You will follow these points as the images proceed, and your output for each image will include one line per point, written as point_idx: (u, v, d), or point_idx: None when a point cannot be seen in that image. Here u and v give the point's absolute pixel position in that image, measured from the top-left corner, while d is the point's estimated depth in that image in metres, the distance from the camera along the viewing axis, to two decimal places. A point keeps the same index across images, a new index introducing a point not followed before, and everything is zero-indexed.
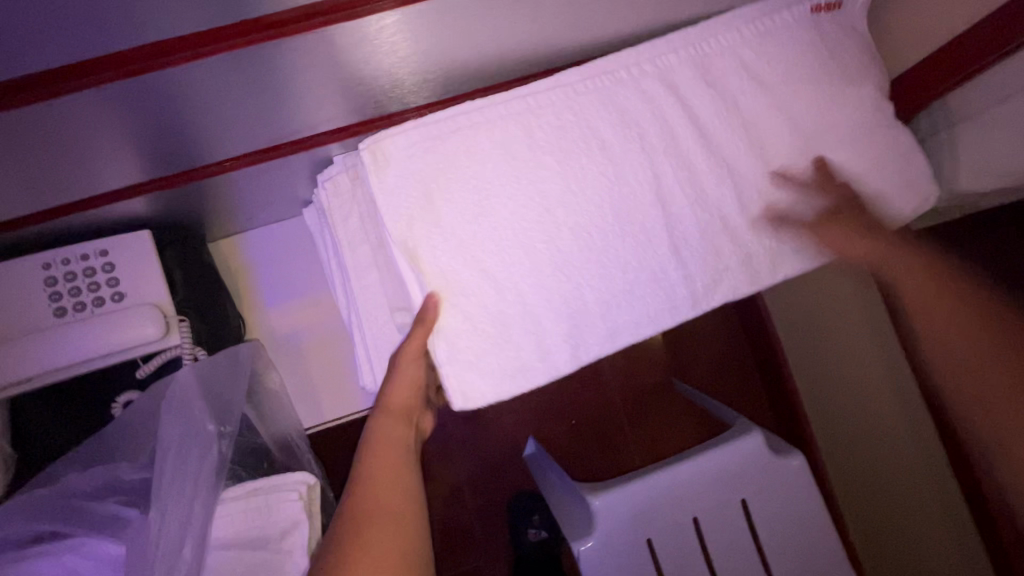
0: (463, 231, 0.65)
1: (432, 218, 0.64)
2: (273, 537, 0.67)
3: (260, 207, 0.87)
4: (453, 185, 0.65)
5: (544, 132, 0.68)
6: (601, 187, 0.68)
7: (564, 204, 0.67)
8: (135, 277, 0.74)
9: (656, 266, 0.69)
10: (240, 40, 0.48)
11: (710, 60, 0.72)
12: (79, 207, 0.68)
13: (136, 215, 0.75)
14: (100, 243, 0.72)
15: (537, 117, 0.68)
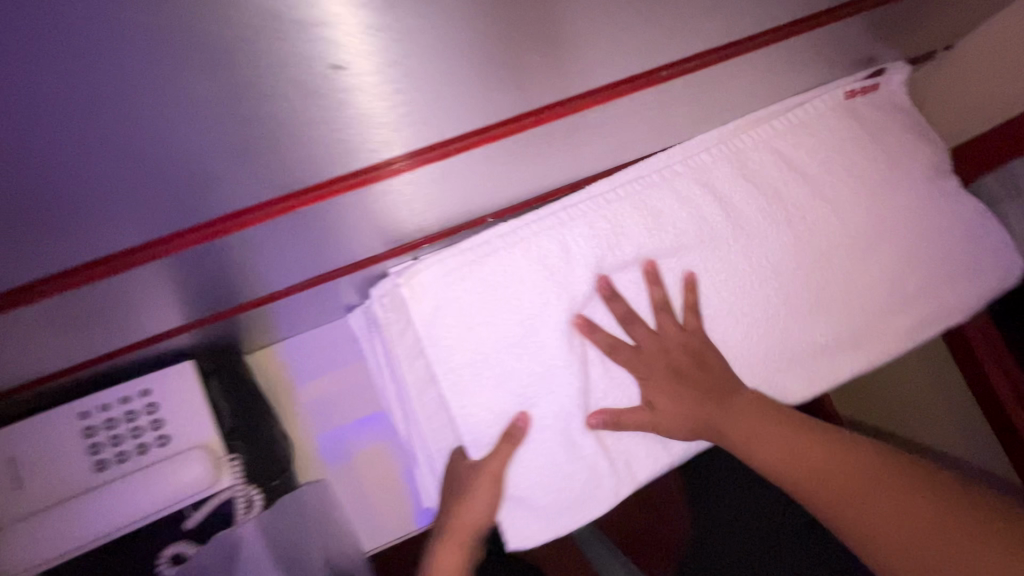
0: (508, 358, 0.64)
1: (475, 347, 0.64)
2: None
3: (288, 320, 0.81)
4: (495, 315, 0.64)
5: (579, 247, 0.65)
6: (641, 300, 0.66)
7: (603, 321, 0.66)
8: (180, 417, 0.68)
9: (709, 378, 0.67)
10: (281, 206, 0.42)
11: (758, 150, 0.68)
12: (118, 352, 0.63)
13: (178, 346, 0.70)
14: (142, 382, 0.67)
15: (571, 237, 0.65)
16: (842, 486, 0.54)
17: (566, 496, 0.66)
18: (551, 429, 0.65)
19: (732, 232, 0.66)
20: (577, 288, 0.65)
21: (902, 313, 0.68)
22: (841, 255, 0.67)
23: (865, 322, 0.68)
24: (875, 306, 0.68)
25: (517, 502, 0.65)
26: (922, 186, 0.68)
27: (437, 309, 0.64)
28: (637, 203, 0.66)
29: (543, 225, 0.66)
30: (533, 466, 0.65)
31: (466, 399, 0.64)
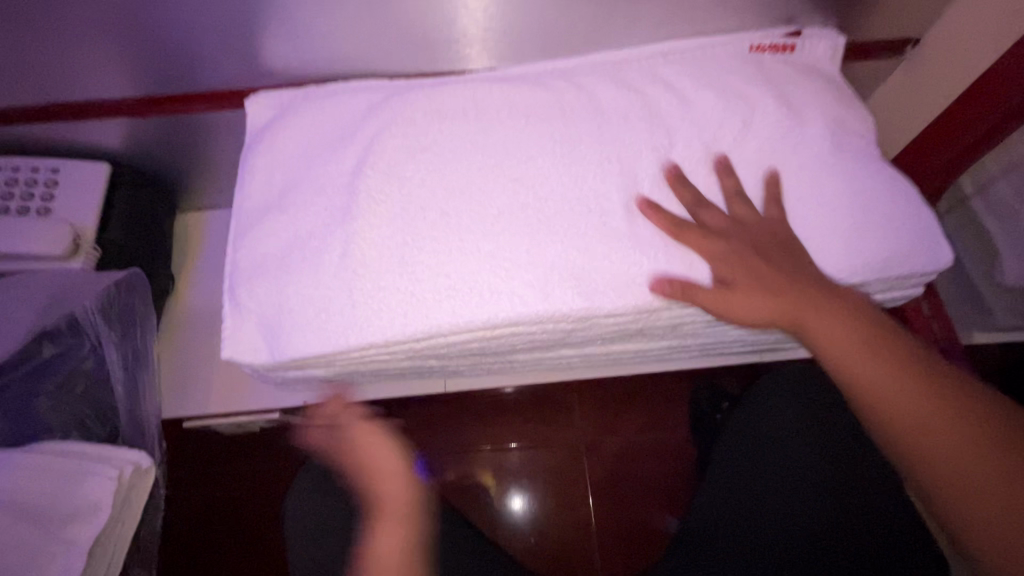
0: (324, 162, 0.58)
1: (297, 153, 0.60)
2: (59, 515, 0.56)
3: (189, 175, 0.83)
4: (327, 132, 0.60)
5: (456, 105, 0.60)
6: (515, 153, 0.58)
7: (453, 163, 0.57)
8: (71, 200, 0.72)
9: (562, 235, 0.55)
10: None
11: (652, 77, 0.63)
12: (42, 119, 0.68)
13: (106, 148, 0.75)
14: (56, 160, 0.72)
15: (448, 95, 0.61)
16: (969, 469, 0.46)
17: (320, 321, 0.52)
18: (316, 244, 0.54)
19: (605, 138, 0.59)
20: (434, 122, 0.59)
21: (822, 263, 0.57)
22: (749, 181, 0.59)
23: (685, 240, 0.55)
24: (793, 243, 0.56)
25: (235, 299, 0.54)
26: (839, 149, 0.60)
27: (276, 123, 0.61)
28: (553, 86, 0.62)
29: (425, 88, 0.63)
30: (270, 268, 0.54)
31: (255, 173, 0.59)
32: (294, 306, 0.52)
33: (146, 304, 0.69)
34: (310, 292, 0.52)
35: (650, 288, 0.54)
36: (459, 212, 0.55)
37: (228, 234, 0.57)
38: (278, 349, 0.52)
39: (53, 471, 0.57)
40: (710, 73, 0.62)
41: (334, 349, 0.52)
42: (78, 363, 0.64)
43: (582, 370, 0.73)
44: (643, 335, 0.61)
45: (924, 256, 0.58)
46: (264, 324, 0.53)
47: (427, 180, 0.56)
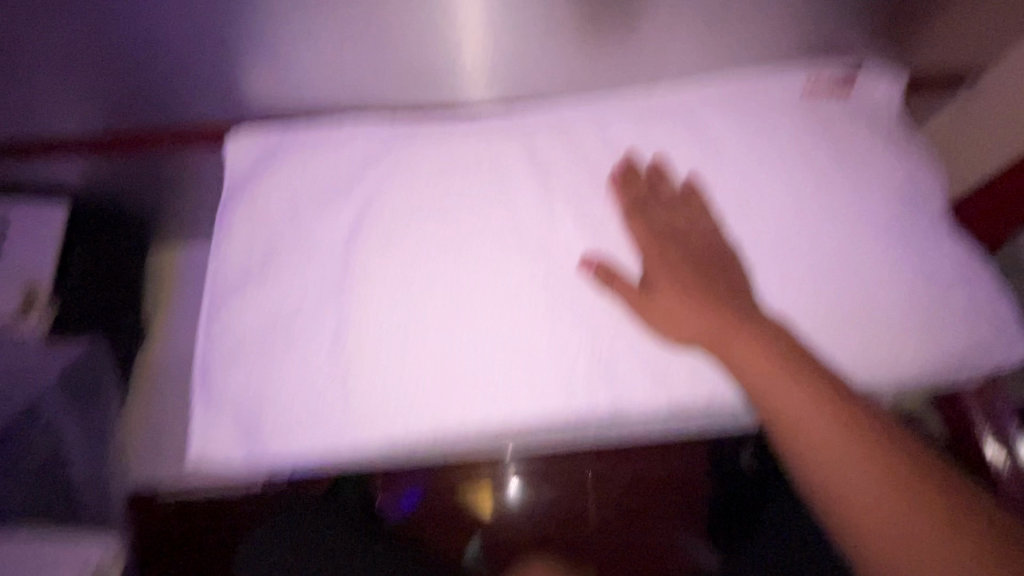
0: (312, 216, 0.49)
1: (283, 203, 0.50)
2: None
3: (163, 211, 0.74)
4: (318, 177, 0.50)
5: (465, 151, 0.51)
6: (532, 211, 0.49)
7: (467, 226, 0.48)
8: (24, 245, 0.63)
9: (594, 319, 0.47)
10: None
11: (691, 117, 0.54)
12: None
13: (64, 184, 0.67)
14: (5, 201, 0.63)
15: (458, 139, 0.52)
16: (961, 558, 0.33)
17: (312, 422, 0.44)
18: (303, 322, 0.46)
19: (635, 192, 0.51)
20: (443, 174, 0.50)
21: (896, 347, 0.48)
22: (806, 240, 0.50)
23: (633, 228, 0.49)
24: (854, 319, 0.48)
25: (206, 389, 0.46)
26: (909, 204, 0.51)
27: (259, 167, 0.51)
28: (575, 128, 0.54)
29: (429, 127, 0.53)
30: (247, 354, 0.46)
31: (231, 229, 0.50)
32: (281, 402, 0.45)
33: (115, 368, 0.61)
34: (301, 387, 0.45)
35: (684, 382, 0.47)
36: (469, 289, 0.47)
37: (201, 299, 0.49)
38: (255, 450, 0.45)
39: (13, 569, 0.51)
40: (756, 112, 0.54)
41: (323, 455, 0.45)
42: None
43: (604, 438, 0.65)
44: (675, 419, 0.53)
45: (1002, 338, 0.50)
46: (240, 422, 0.45)
47: (432, 247, 0.47)
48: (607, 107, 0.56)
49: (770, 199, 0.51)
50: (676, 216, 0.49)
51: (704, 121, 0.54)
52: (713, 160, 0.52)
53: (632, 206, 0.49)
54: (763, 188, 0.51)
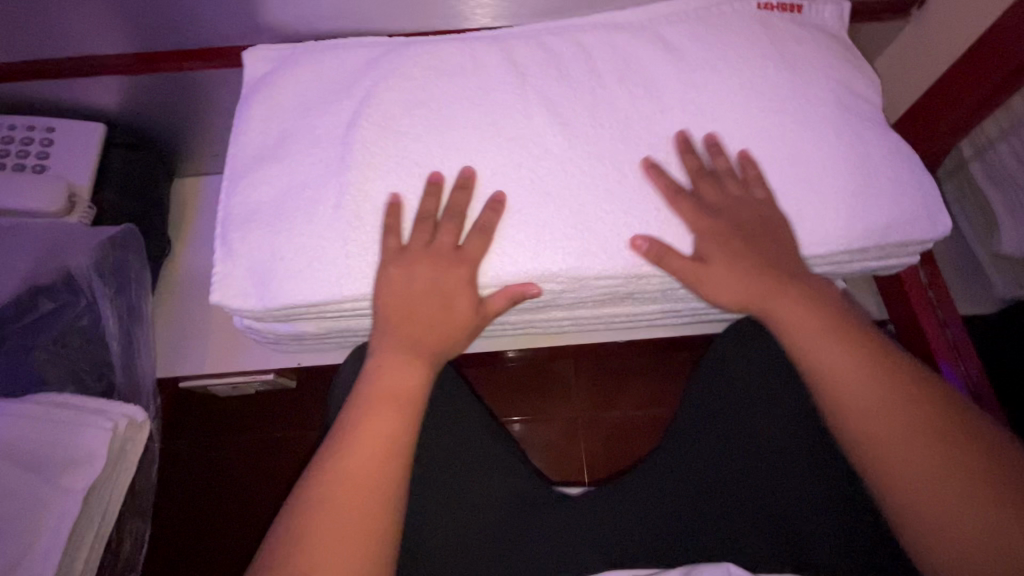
0: (317, 113, 0.56)
1: (292, 104, 0.58)
2: (55, 463, 0.57)
3: (186, 141, 0.83)
4: (323, 83, 0.58)
5: (451, 62, 0.59)
6: (506, 111, 0.57)
7: (450, 121, 0.56)
8: (66, 159, 0.72)
9: (560, 199, 0.54)
10: None
11: (653, 35, 0.61)
12: (36, 77, 0.68)
13: (101, 108, 0.75)
14: (50, 120, 0.72)
15: (445, 52, 0.60)
16: (450, 289, 0.53)
17: (315, 279, 0.52)
18: (308, 197, 0.53)
19: (598, 97, 0.58)
20: (430, 80, 0.58)
21: (828, 226, 0.54)
22: (750, 135, 0.56)
23: (641, 198, 0.54)
24: (790, 203, 0.54)
25: (228, 246, 0.54)
26: (846, 106, 0.57)
27: (272, 75, 0.59)
28: (548, 45, 0.61)
29: (420, 43, 0.61)
30: (263, 217, 0.54)
31: (248, 126, 0.57)
32: (289, 263, 0.52)
33: (141, 259, 0.68)
34: (307, 250, 0.52)
35: (642, 245, 0.53)
36: (453, 168, 0.54)
37: (223, 185, 0.57)
38: (267, 294, 0.52)
39: (46, 421, 0.58)
40: (710, 30, 0.61)
41: (325, 298, 0.52)
42: (72, 318, 0.65)
43: (583, 335, 0.73)
44: (636, 299, 0.60)
45: (926, 221, 0.55)
46: (254, 271, 0.53)
47: (421, 134, 0.55)
48: (578, 29, 0.63)
49: (718, 101, 0.57)
50: (724, 196, 0.55)
51: (663, 38, 0.61)
52: (669, 70, 0.59)
53: (671, 188, 0.55)
54: (713, 93, 0.58)
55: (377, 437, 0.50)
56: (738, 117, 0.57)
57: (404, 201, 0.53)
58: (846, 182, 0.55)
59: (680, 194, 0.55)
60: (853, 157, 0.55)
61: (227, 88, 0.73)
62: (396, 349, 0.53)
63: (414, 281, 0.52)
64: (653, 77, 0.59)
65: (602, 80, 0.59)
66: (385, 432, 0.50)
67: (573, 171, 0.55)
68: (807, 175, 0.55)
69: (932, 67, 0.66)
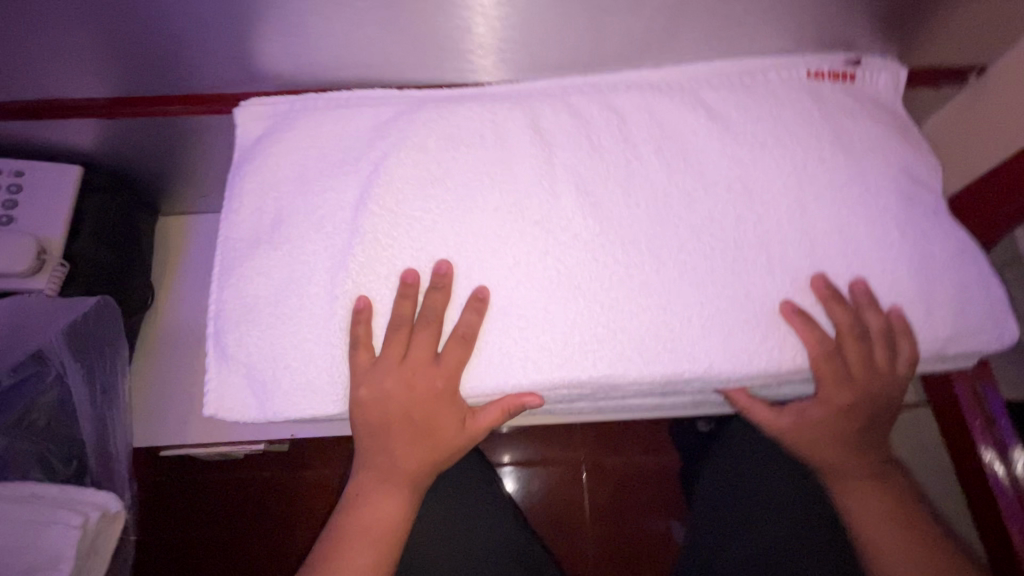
0: (320, 187, 0.50)
1: (292, 174, 0.51)
2: (17, 571, 0.51)
3: (172, 182, 0.76)
4: (327, 150, 0.52)
5: (470, 131, 0.53)
6: (531, 190, 0.51)
7: (469, 202, 0.50)
8: (37, 208, 0.64)
9: (591, 294, 0.48)
10: None
11: (694, 103, 0.55)
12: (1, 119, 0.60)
13: (76, 150, 0.68)
14: (19, 164, 0.65)
15: (463, 118, 0.53)
16: (426, 418, 0.49)
17: (318, 382, 0.46)
18: (309, 288, 0.48)
19: (634, 175, 0.52)
20: (447, 152, 0.52)
21: (882, 333, 0.49)
22: (801, 227, 0.51)
23: (681, 295, 0.49)
24: (844, 306, 0.49)
25: (219, 343, 0.48)
26: (904, 196, 0.52)
27: (269, 139, 0.52)
28: (578, 111, 0.55)
29: (435, 104, 0.54)
30: (260, 313, 0.47)
31: (241, 197, 0.51)
32: (288, 363, 0.47)
33: (116, 325, 0.62)
34: (310, 351, 0.47)
35: (683, 354, 0.48)
36: (469, 257, 0.49)
37: (213, 263, 0.51)
38: (266, 404, 0.47)
39: (14, 523, 0.52)
40: (757, 101, 0.55)
41: (339, 411, 0.47)
42: (39, 396, 0.58)
43: (598, 413, 0.67)
44: (667, 395, 0.55)
45: (985, 328, 0.51)
46: (252, 376, 0.47)
47: (437, 222, 0.49)
48: (611, 91, 0.57)
49: (766, 186, 0.52)
50: (869, 357, 0.51)
51: (706, 108, 0.55)
52: (712, 146, 0.53)
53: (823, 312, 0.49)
54: (760, 175, 0.52)
55: (359, 575, 0.50)
56: (788, 205, 0.51)
57: (420, 296, 0.48)
58: (904, 284, 0.50)
59: (723, 292, 0.49)
60: (911, 257, 0.50)
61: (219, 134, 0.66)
62: (376, 474, 0.52)
63: (384, 403, 0.48)
64: (695, 153, 0.53)
65: (639, 155, 0.53)
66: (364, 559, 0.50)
67: (606, 264, 0.49)
68: (861, 275, 0.50)
69: (992, 143, 0.61)
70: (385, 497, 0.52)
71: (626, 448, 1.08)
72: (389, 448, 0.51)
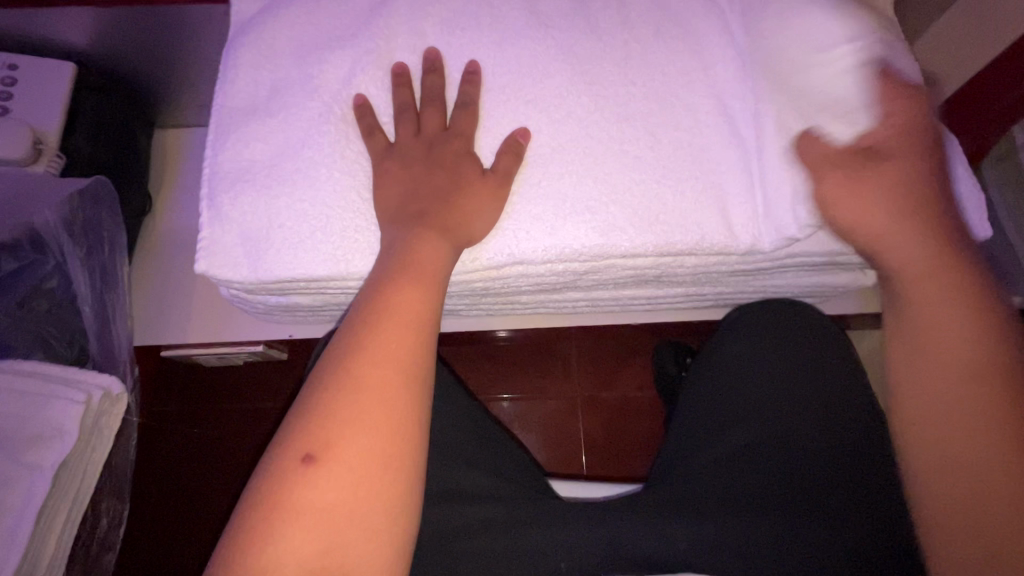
0: (317, 62, 0.50)
1: (289, 49, 0.51)
2: (21, 441, 0.52)
3: (167, 89, 0.75)
4: (323, 26, 0.51)
5: (467, 11, 0.52)
6: (527, 69, 0.50)
7: (464, 79, 0.50)
8: (31, 102, 0.64)
9: (585, 169, 0.49)
10: None
11: None
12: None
13: (68, 46, 0.67)
14: (12, 57, 0.64)
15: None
16: (423, 270, 0.45)
17: (315, 246, 0.47)
18: (306, 157, 0.48)
19: (632, 57, 0.51)
20: (444, 32, 0.51)
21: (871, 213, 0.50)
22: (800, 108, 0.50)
23: (676, 173, 0.49)
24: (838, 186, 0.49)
25: (215, 207, 0.48)
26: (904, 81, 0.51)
27: (266, 13, 0.52)
28: None
29: None
30: (256, 180, 0.48)
31: (239, 69, 0.51)
32: (285, 229, 0.47)
33: (116, 218, 0.63)
34: (309, 218, 0.47)
35: (674, 227, 0.48)
36: (461, 127, 0.49)
37: (208, 135, 0.51)
38: (260, 267, 0.47)
39: (16, 393, 0.53)
40: None
41: (325, 270, 0.47)
42: (41, 281, 0.60)
43: (593, 316, 0.68)
44: (659, 283, 0.56)
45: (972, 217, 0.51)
46: (246, 238, 0.47)
47: (431, 99, 0.49)
48: None
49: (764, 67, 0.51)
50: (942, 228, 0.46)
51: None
52: (712, 29, 0.52)
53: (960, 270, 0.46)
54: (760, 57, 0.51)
55: (377, 395, 0.40)
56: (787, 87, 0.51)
57: (414, 164, 0.48)
58: None
59: (716, 172, 0.49)
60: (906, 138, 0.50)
61: (212, 30, 0.65)
62: (395, 276, 0.44)
63: (424, 234, 0.46)
64: (693, 37, 0.52)
65: (638, 36, 0.52)
66: (380, 380, 0.41)
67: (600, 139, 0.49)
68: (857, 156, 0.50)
69: None
70: (372, 373, 0.41)
71: (618, 379, 1.08)
72: (412, 247, 0.45)
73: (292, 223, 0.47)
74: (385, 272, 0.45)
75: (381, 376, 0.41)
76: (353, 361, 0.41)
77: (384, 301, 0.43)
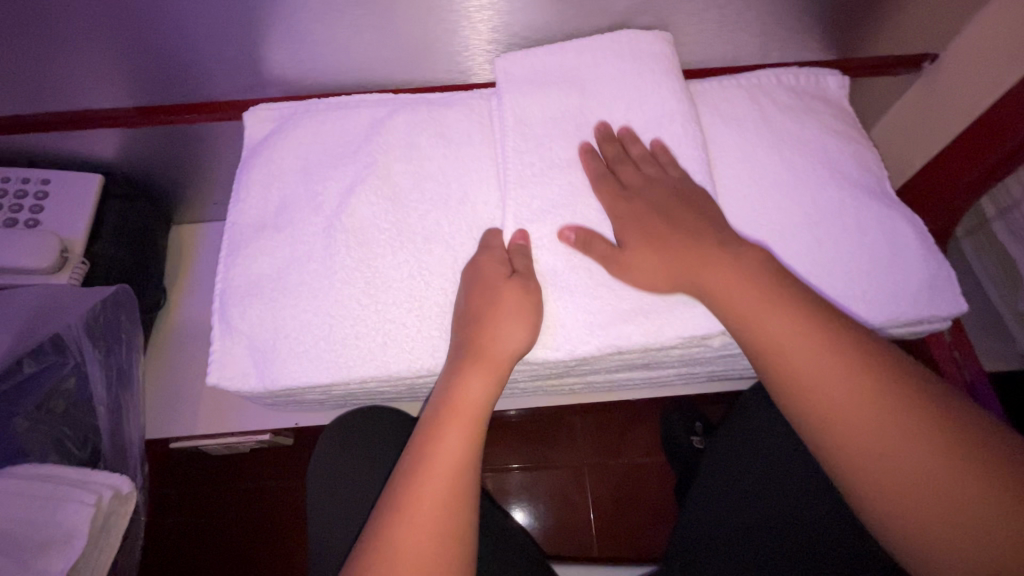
0: (322, 179, 0.55)
1: (298, 166, 0.56)
2: (33, 545, 0.52)
3: (185, 189, 0.81)
4: (329, 145, 0.57)
5: (459, 124, 0.57)
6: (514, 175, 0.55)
7: (458, 188, 0.55)
8: (59, 211, 0.69)
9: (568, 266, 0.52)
10: None
11: None
12: (34, 129, 0.65)
13: (98, 158, 0.73)
14: (46, 172, 0.70)
15: (451, 113, 0.58)
16: (464, 411, 0.46)
17: (319, 352, 0.50)
18: (312, 267, 0.52)
19: None
20: (439, 145, 0.56)
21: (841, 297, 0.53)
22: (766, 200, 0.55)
23: None
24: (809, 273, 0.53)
25: (227, 319, 0.52)
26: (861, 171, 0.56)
27: (277, 135, 0.57)
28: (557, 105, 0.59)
29: (426, 100, 0.59)
30: (265, 291, 0.52)
31: (252, 187, 0.56)
32: (292, 338, 0.50)
33: (133, 320, 0.67)
34: (314, 327, 0.50)
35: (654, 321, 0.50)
36: (483, 265, 0.50)
37: (221, 248, 0.55)
38: (266, 376, 0.50)
39: (32, 496, 0.54)
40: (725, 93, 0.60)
41: (328, 377, 0.50)
42: (59, 382, 0.63)
43: (591, 394, 0.70)
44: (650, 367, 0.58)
45: (937, 295, 0.54)
46: (253, 344, 0.51)
47: (428, 209, 0.54)
48: None
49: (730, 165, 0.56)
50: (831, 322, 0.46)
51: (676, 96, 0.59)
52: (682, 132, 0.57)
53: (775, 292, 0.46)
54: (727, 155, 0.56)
55: (421, 537, 0.41)
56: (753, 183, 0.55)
57: (412, 272, 0.52)
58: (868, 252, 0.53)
59: None
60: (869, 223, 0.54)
61: (229, 139, 0.71)
62: (441, 421, 0.45)
63: (466, 380, 0.47)
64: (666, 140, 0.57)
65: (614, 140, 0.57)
66: (426, 521, 0.41)
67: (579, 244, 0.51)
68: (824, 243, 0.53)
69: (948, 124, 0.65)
70: (409, 532, 0.41)
71: (625, 444, 1.08)
72: (458, 386, 0.46)
73: (297, 329, 0.50)
74: (434, 416, 0.46)
75: (424, 519, 0.41)
76: (396, 528, 0.41)
77: (431, 446, 0.44)
